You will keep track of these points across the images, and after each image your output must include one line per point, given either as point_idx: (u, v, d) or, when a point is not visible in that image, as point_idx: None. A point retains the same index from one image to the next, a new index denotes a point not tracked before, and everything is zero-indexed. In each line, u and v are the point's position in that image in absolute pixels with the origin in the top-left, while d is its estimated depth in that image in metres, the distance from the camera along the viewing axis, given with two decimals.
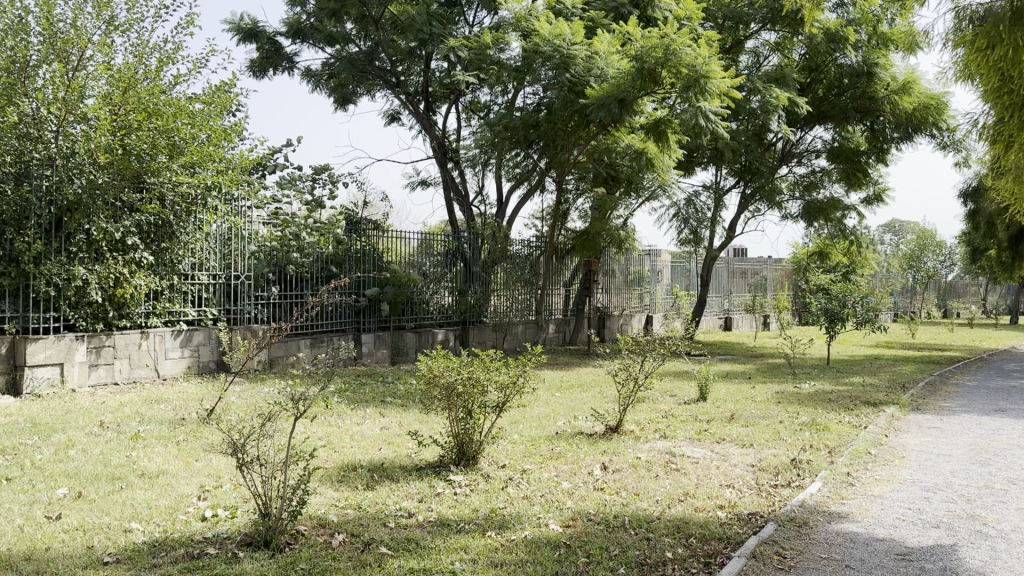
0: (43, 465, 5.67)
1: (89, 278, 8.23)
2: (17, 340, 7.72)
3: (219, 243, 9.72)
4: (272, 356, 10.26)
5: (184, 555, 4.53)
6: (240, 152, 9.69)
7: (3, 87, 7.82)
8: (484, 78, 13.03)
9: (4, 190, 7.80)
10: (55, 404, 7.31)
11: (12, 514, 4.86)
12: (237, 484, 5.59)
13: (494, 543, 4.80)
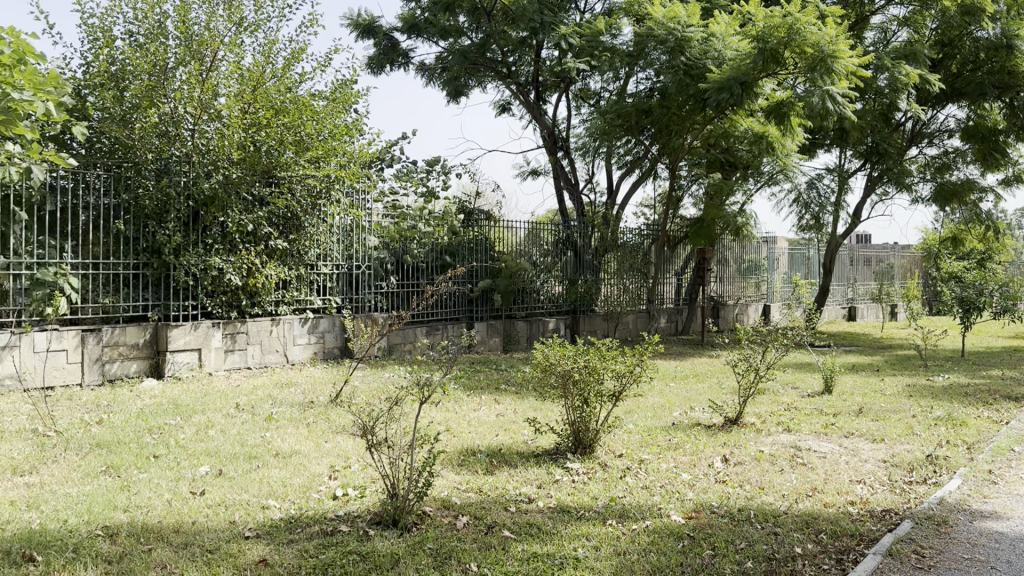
0: (187, 444, 6.01)
1: (225, 268, 8.65)
2: (159, 326, 8.20)
3: (342, 234, 10.06)
4: (391, 343, 10.53)
5: (318, 532, 4.72)
6: (359, 146, 9.94)
7: (145, 88, 8.40)
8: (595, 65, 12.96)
9: (147, 185, 8.18)
10: (194, 387, 7.75)
11: (161, 489, 5.18)
12: (365, 465, 5.77)
13: (615, 531, 4.76)
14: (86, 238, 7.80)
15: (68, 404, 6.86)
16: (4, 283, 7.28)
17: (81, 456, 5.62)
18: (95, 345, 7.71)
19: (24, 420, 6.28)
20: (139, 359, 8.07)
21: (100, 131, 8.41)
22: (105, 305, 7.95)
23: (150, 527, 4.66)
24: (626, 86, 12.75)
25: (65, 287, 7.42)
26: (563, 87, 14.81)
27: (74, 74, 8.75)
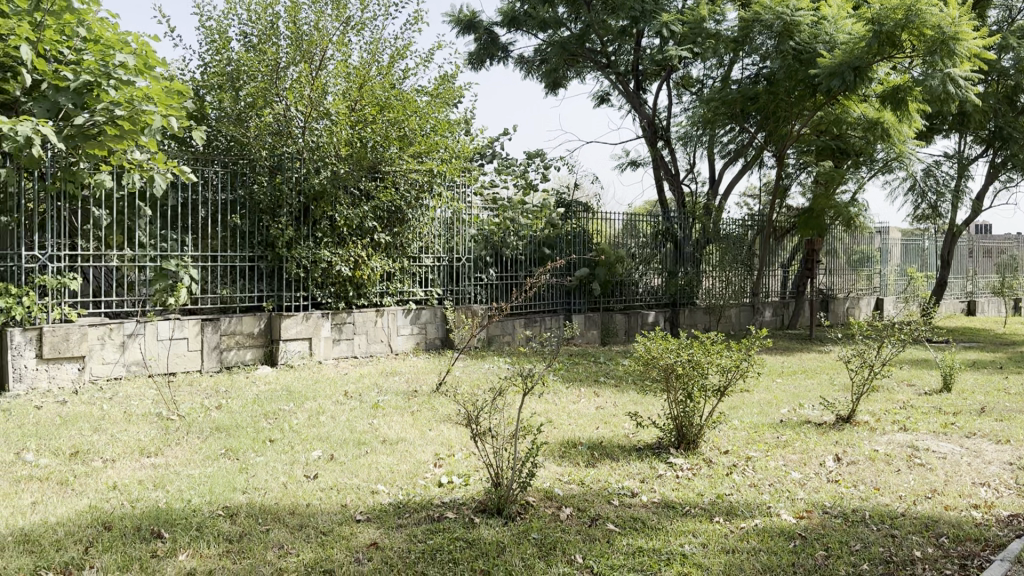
0: (300, 429, 6.25)
1: (334, 260, 8.96)
2: (272, 316, 8.53)
3: (443, 227, 10.23)
4: (490, 335, 10.64)
5: (426, 518, 4.83)
6: (462, 141, 10.07)
7: (259, 89, 8.77)
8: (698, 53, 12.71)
9: (260, 182, 8.51)
10: (305, 375, 8.06)
11: (277, 472, 5.41)
12: (468, 454, 5.86)
13: (723, 529, 4.67)
14: (205, 232, 8.17)
15: (189, 389, 7.23)
16: (131, 275, 7.70)
17: (203, 440, 5.92)
18: (212, 334, 8.08)
19: (150, 404, 6.67)
20: (253, 347, 8.44)
21: (218, 130, 8.94)
22: (223, 296, 8.34)
23: (268, 508, 4.88)
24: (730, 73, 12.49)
25: (186, 277, 7.73)
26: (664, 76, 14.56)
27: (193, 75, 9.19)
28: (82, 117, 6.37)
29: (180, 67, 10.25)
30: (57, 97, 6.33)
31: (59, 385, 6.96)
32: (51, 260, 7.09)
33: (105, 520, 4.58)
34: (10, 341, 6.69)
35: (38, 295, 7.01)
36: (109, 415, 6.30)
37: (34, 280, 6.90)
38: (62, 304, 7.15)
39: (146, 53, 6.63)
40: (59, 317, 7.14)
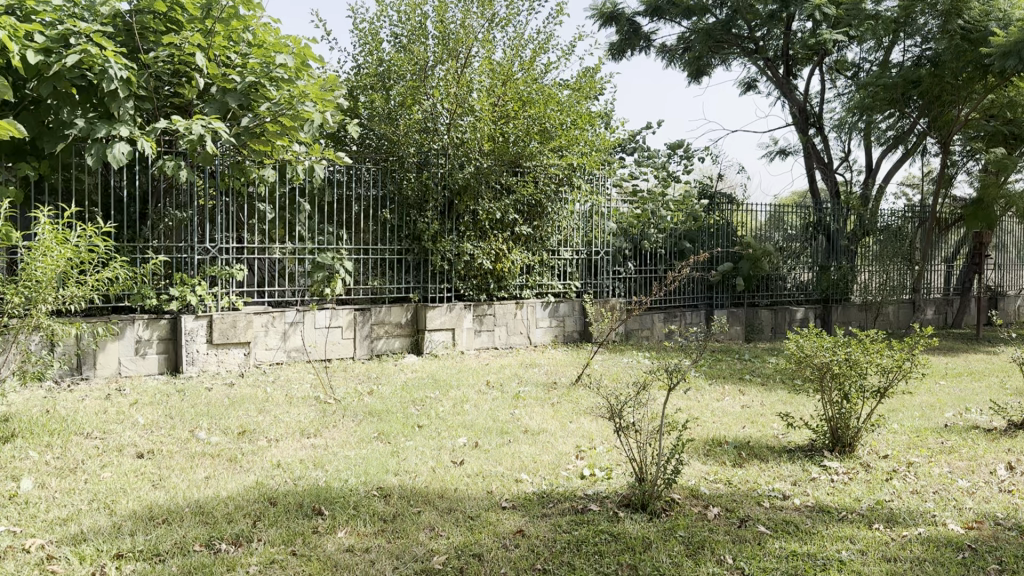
0: (446, 416, 6.46)
1: (476, 253, 9.14)
2: (418, 307, 8.85)
3: (582, 220, 10.27)
4: (629, 328, 10.57)
5: (570, 509, 4.88)
6: (602, 134, 10.08)
7: (409, 89, 9.00)
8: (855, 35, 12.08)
9: (409, 177, 8.88)
10: (449, 364, 8.31)
11: (426, 457, 5.61)
12: (609, 447, 5.86)
13: (883, 536, 4.45)
14: (359, 226, 8.59)
15: (344, 374, 7.62)
16: (291, 266, 8.15)
17: (357, 423, 6.22)
18: (364, 323, 8.48)
19: (308, 388, 7.07)
20: (401, 337, 8.79)
21: (369, 128, 9.20)
22: (373, 287, 8.72)
23: (419, 491, 5.07)
24: (891, 55, 12.07)
25: (341, 269, 8.14)
26: (817, 60, 14.00)
27: (348, 75, 9.61)
28: (248, 117, 6.86)
29: (336, 70, 10.79)
30: (227, 98, 6.79)
31: (226, 368, 7.50)
32: (220, 252, 7.63)
33: (271, 496, 4.90)
34: (184, 326, 7.24)
35: (209, 285, 7.53)
36: (272, 397, 6.72)
37: (205, 271, 7.44)
38: (229, 293, 7.67)
39: (305, 54, 7.04)
40: (227, 305, 7.66)
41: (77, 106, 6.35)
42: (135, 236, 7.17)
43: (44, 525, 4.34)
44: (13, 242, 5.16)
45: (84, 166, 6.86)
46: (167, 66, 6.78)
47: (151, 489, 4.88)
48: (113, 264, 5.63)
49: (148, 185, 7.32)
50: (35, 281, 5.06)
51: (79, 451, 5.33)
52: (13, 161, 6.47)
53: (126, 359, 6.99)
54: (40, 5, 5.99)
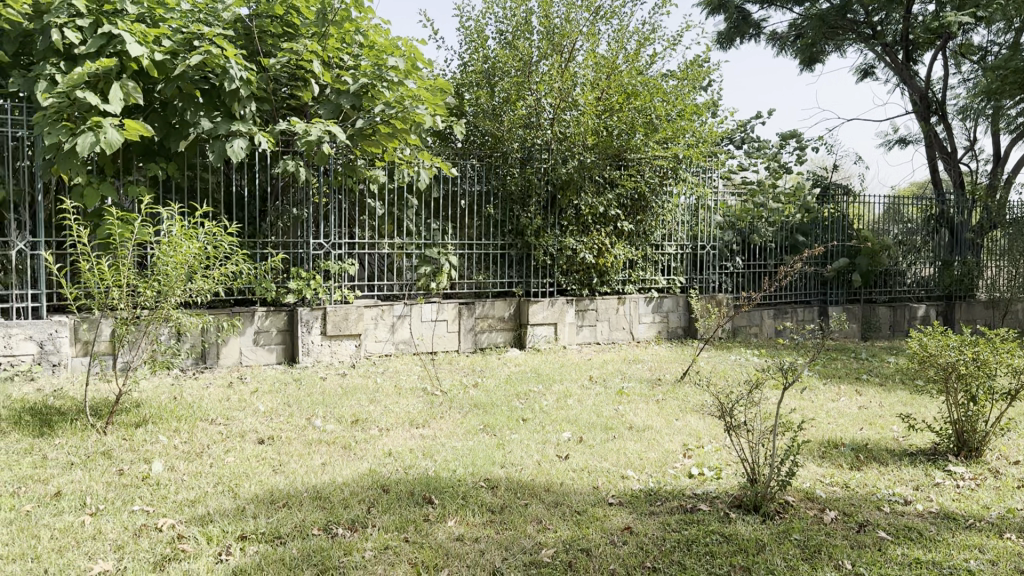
0: (551, 410, 6.49)
1: (579, 248, 9.14)
2: (521, 301, 8.91)
3: (688, 214, 10.14)
4: (736, 325, 10.33)
5: (679, 508, 4.81)
6: (709, 124, 9.87)
7: (512, 84, 8.95)
8: (981, 16, 11.39)
9: (512, 173, 8.92)
10: (552, 358, 8.33)
11: (531, 450, 5.63)
12: (718, 446, 5.75)
13: (1016, 547, 4.20)
14: (464, 221, 8.72)
15: (450, 367, 7.76)
16: (399, 261, 8.35)
17: (463, 415, 6.32)
18: (469, 317, 8.61)
19: (416, 379, 7.24)
20: (504, 331, 8.87)
21: (475, 125, 9.30)
22: (478, 281, 8.84)
23: (525, 484, 5.10)
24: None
25: (446, 264, 8.40)
26: (940, 44, 13.27)
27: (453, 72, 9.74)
28: (361, 119, 7.08)
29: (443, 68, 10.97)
30: (340, 100, 7.04)
31: (339, 359, 7.76)
32: (333, 248, 7.87)
33: (383, 484, 5.04)
34: (301, 317, 7.53)
35: (323, 279, 7.80)
36: (382, 388, 6.92)
37: (319, 265, 7.70)
38: (341, 287, 7.92)
39: (414, 56, 7.18)
40: (340, 299, 7.90)
41: (202, 107, 6.69)
42: (255, 231, 7.50)
43: (174, 506, 4.59)
44: (147, 238, 5.46)
45: (208, 165, 7.23)
46: (285, 69, 7.03)
47: (271, 474, 5.10)
48: (235, 259, 5.90)
49: (267, 183, 7.63)
50: (166, 275, 5.35)
51: (204, 436, 5.62)
52: (145, 161, 6.88)
53: (246, 349, 7.34)
54: (168, 12, 6.34)
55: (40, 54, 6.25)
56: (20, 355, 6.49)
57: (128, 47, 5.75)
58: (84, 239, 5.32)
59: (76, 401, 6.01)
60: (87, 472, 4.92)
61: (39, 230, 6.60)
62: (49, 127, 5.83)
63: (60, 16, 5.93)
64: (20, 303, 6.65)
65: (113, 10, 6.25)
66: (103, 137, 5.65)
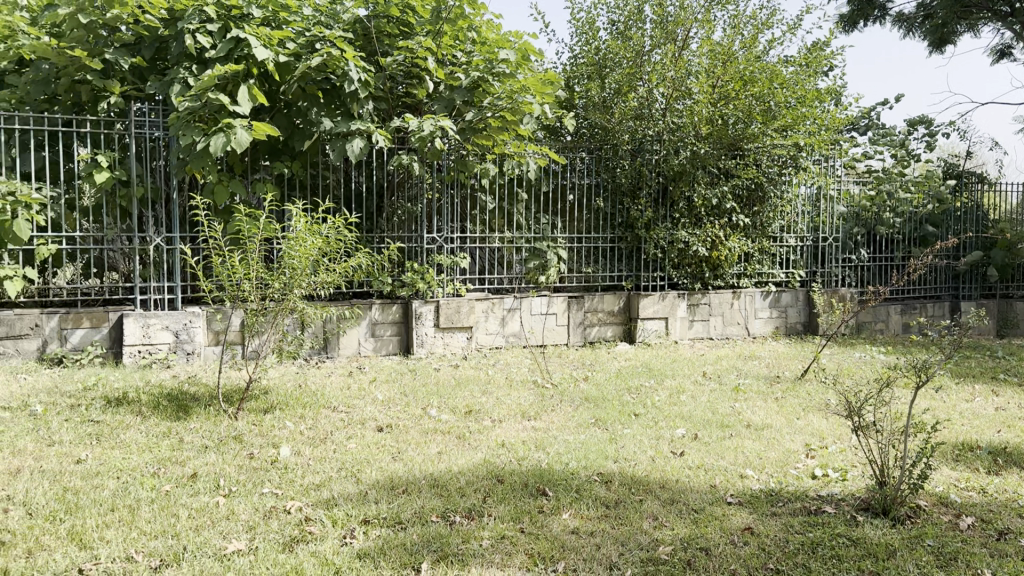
0: (664, 406, 6.39)
1: (691, 241, 8.96)
2: (631, 295, 8.82)
3: (809, 206, 9.87)
4: (860, 321, 9.90)
5: (802, 509, 4.64)
6: (832, 111, 9.41)
7: (624, 76, 8.90)
8: None
9: (623, 164, 8.87)
10: (664, 353, 8.22)
11: (645, 446, 5.54)
12: (843, 447, 5.52)
13: None
14: (572, 215, 8.72)
15: (560, 360, 7.76)
16: (509, 255, 8.40)
17: (574, 408, 6.30)
18: (578, 311, 8.58)
19: (526, 372, 7.28)
20: (614, 325, 8.81)
21: (584, 117, 9.14)
22: (587, 275, 8.83)
23: (640, 479, 5.03)
24: None
25: (554, 258, 8.36)
26: None
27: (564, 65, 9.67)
28: (472, 112, 7.21)
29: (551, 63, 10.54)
30: (453, 95, 7.17)
31: (451, 351, 7.89)
32: (446, 242, 8.00)
33: (498, 474, 5.08)
34: (414, 309, 7.69)
35: (436, 272, 7.93)
36: (494, 379, 6.99)
37: (432, 259, 7.83)
38: (454, 280, 8.05)
39: (525, 48, 7.24)
40: (452, 291, 8.03)
41: (323, 107, 6.91)
42: (372, 227, 7.73)
43: (301, 489, 4.77)
44: (272, 233, 5.68)
45: (328, 163, 7.46)
46: (401, 67, 7.21)
47: (391, 461, 5.23)
48: (354, 253, 6.07)
49: (383, 179, 7.81)
50: (291, 268, 5.58)
51: (327, 423, 5.82)
52: (270, 159, 7.17)
53: (364, 340, 7.57)
54: (292, 15, 6.61)
55: (174, 58, 6.60)
56: (157, 343, 6.90)
57: (254, 50, 6.03)
58: (217, 234, 5.60)
59: (209, 387, 6.33)
60: (220, 455, 5.18)
61: (174, 226, 6.98)
62: (185, 128, 6.20)
63: (192, 22, 6.23)
64: (158, 295, 7.05)
65: (240, 14, 6.53)
66: (233, 138, 5.99)
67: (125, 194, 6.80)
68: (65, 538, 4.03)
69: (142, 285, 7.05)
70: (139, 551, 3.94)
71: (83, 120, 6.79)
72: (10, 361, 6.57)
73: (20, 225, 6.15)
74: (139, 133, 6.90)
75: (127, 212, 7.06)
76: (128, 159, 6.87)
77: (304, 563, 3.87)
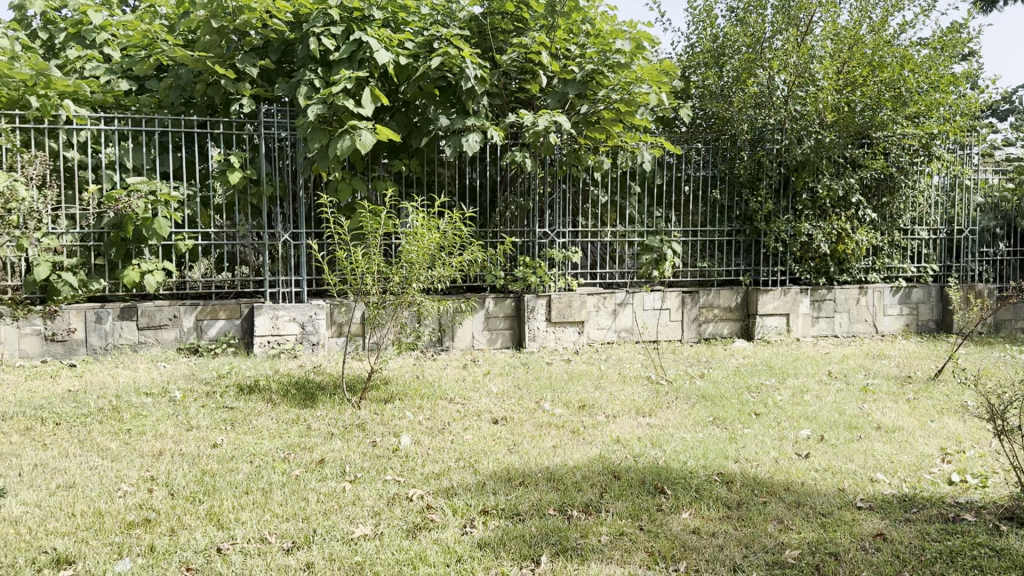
0: (786, 405, 6.19)
1: (814, 234, 8.65)
2: (750, 290, 8.61)
3: (942, 196, 9.44)
4: (999, 319, 9.33)
5: (939, 516, 4.40)
6: (968, 95, 8.85)
7: (744, 62, 8.62)
8: None
9: (742, 156, 8.70)
10: (783, 351, 7.97)
11: (768, 446, 5.38)
12: (984, 452, 5.21)
13: None
14: (687, 208, 8.67)
15: (675, 356, 7.65)
16: (622, 248, 8.40)
17: (691, 406, 6.19)
18: (693, 306, 8.43)
19: (640, 368, 7.22)
20: (731, 321, 8.60)
21: (701, 108, 8.97)
22: (702, 269, 8.73)
23: (763, 481, 4.88)
24: None
25: (669, 252, 8.21)
26: None
27: (680, 55, 9.48)
28: (585, 106, 7.30)
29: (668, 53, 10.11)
30: (567, 89, 7.18)
31: (563, 345, 7.89)
32: (558, 237, 7.99)
33: (615, 470, 5.03)
34: (527, 304, 7.74)
35: (548, 267, 7.95)
36: (608, 375, 6.95)
37: (544, 254, 7.86)
38: (565, 275, 8.03)
39: (640, 37, 7.19)
40: (563, 286, 8.01)
41: (439, 104, 7.09)
42: (486, 222, 7.84)
43: (421, 477, 4.87)
44: (391, 228, 5.82)
45: (444, 159, 7.60)
46: (514, 64, 7.23)
47: (507, 453, 5.27)
48: (471, 247, 6.15)
49: (497, 175, 7.86)
50: (411, 263, 5.71)
51: (445, 414, 5.93)
52: (390, 157, 7.37)
53: (478, 333, 7.71)
54: (410, 16, 6.80)
55: (300, 61, 6.89)
56: (284, 335, 7.19)
57: (375, 54, 6.31)
58: (341, 230, 5.81)
59: (333, 377, 6.56)
60: (344, 443, 5.35)
61: (300, 222, 7.26)
62: (311, 133, 6.59)
63: (318, 26, 6.50)
64: (286, 288, 7.35)
65: (362, 16, 6.77)
66: (357, 140, 6.36)
67: (255, 192, 7.12)
68: (203, 518, 4.25)
69: (272, 279, 7.36)
70: (272, 533, 4.11)
71: (217, 122, 7.18)
72: (151, 350, 7.01)
73: (160, 223, 6.62)
74: (269, 133, 7.20)
75: (257, 209, 7.38)
76: (258, 158, 7.21)
77: (427, 550, 3.95)
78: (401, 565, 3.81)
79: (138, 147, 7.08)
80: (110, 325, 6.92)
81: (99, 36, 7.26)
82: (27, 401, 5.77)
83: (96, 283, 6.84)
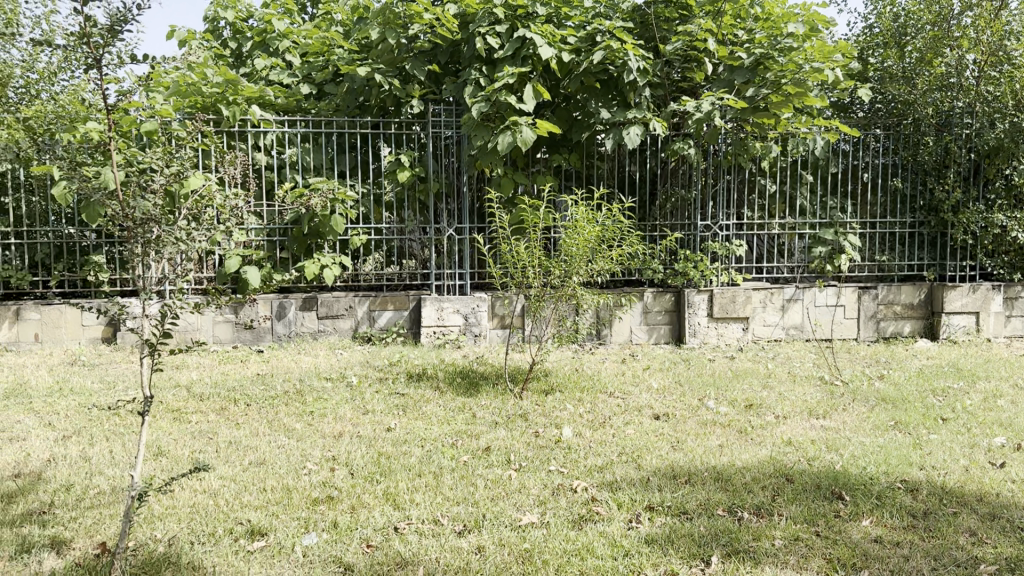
0: (976, 410, 5.75)
1: (1009, 225, 7.96)
2: (935, 287, 8.10)
3: None
4: None
5: None
6: None
7: (929, 42, 8.05)
8: None
9: (927, 141, 8.12)
10: (970, 352, 7.42)
11: (956, 454, 5.02)
12: None
13: None
14: (865, 199, 8.25)
15: (848, 356, 7.29)
16: (789, 242, 8.14)
17: (869, 408, 5.88)
18: (870, 302, 8.03)
19: (812, 367, 6.95)
20: (912, 319, 8.13)
21: (881, 91, 8.57)
22: (881, 263, 8.26)
23: (952, 490, 4.57)
24: None
25: (846, 244, 7.88)
26: None
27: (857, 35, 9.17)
28: (752, 89, 6.97)
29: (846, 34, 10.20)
30: (733, 76, 7.04)
31: (726, 341, 7.75)
32: (721, 229, 7.83)
33: (787, 472, 4.85)
34: (687, 299, 7.65)
35: (711, 260, 7.79)
36: (776, 374, 6.72)
37: (706, 247, 7.71)
38: (729, 268, 7.85)
39: (813, 18, 7.03)
40: (727, 280, 7.85)
41: (600, 98, 7.11)
42: (647, 215, 7.84)
43: (585, 470, 4.90)
44: (553, 222, 5.89)
45: (603, 153, 7.67)
46: (679, 52, 7.18)
47: (671, 450, 5.21)
48: (632, 241, 6.12)
49: (656, 167, 7.85)
50: (572, 256, 5.76)
51: (606, 407, 5.94)
52: (549, 151, 7.52)
53: (637, 328, 7.71)
54: (573, 10, 6.98)
55: (466, 61, 7.11)
56: (450, 325, 7.46)
57: (539, 50, 6.41)
58: (505, 224, 5.95)
59: (495, 368, 6.74)
60: (508, 432, 5.46)
61: (465, 218, 7.53)
62: (476, 129, 6.77)
63: (482, 26, 6.71)
64: (451, 281, 7.62)
65: (526, 13, 6.91)
66: (518, 135, 6.51)
67: (423, 189, 7.46)
68: (380, 498, 4.47)
69: (438, 272, 7.65)
70: (444, 516, 4.27)
71: (389, 123, 7.56)
72: (329, 338, 7.49)
73: (338, 220, 7.06)
74: (436, 132, 7.49)
75: (425, 205, 7.68)
76: (426, 157, 7.52)
77: (594, 542, 3.97)
78: (570, 556, 3.84)
79: (317, 147, 7.54)
80: (293, 315, 7.44)
81: (281, 43, 7.87)
82: (221, 383, 6.29)
83: (280, 275, 7.34)
